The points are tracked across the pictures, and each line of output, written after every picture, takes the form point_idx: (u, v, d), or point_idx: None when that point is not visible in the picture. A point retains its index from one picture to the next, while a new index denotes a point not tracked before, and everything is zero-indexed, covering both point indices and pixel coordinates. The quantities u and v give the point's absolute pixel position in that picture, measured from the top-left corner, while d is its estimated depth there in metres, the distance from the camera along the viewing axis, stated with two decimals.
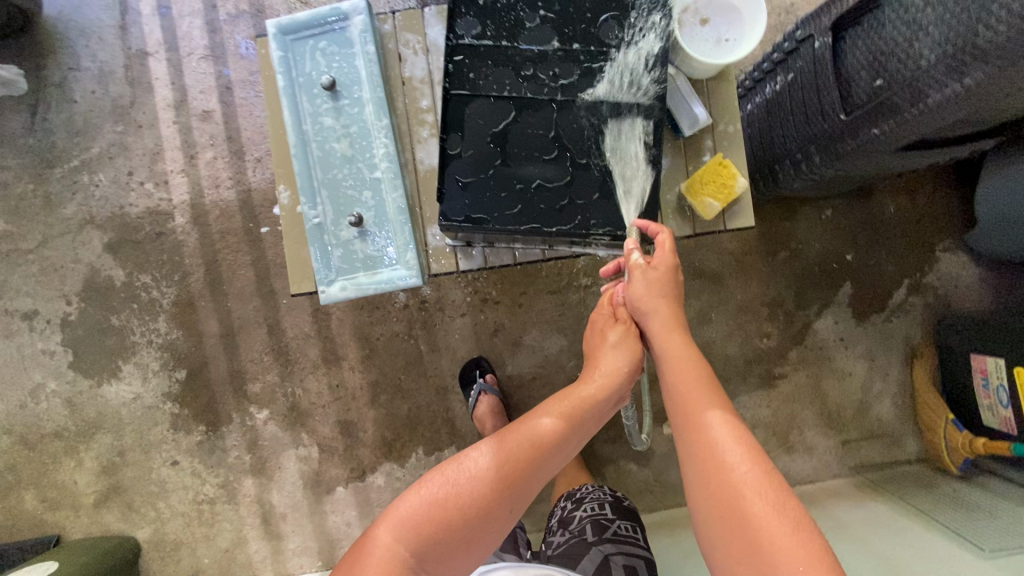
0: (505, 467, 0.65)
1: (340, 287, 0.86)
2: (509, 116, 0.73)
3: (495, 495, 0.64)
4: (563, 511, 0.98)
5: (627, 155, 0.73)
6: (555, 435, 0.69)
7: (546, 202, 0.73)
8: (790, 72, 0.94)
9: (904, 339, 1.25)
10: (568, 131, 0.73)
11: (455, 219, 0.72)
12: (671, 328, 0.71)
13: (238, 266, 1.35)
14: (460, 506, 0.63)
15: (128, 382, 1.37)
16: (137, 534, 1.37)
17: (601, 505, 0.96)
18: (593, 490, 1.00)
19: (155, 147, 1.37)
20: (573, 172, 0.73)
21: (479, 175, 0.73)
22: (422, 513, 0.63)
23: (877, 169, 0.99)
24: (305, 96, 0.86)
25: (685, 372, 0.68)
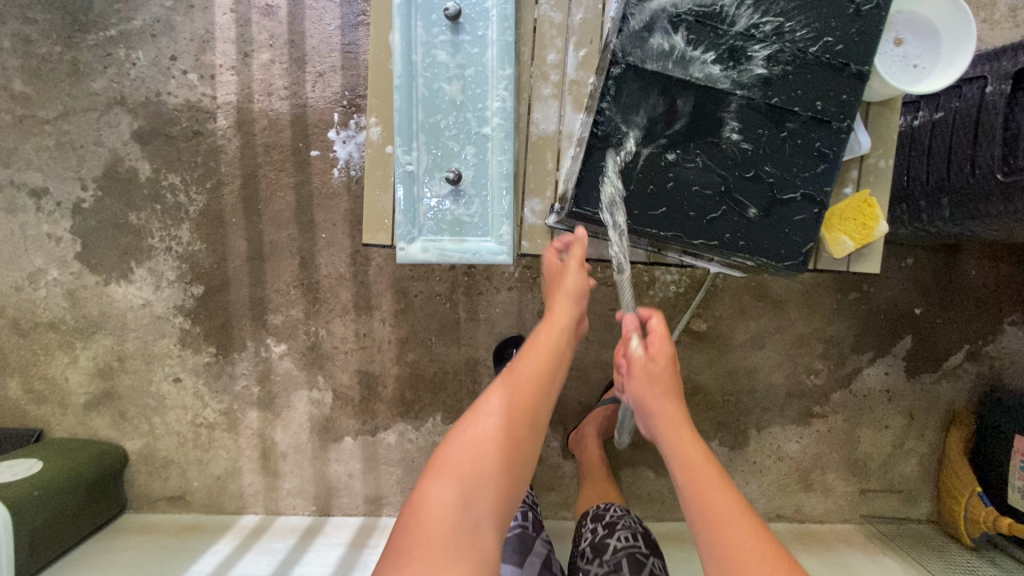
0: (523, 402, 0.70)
1: (421, 248, 0.77)
2: (676, 107, 0.65)
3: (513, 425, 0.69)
4: (594, 536, 0.92)
5: (800, 174, 0.65)
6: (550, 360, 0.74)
7: (696, 211, 0.65)
8: (945, 112, 0.86)
9: (947, 403, 1.23)
10: (739, 136, 0.65)
11: (590, 209, 0.65)
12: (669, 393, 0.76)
13: (278, 187, 1.24)
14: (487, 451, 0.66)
15: (139, 287, 1.26)
16: (125, 445, 1.30)
17: (634, 536, 0.89)
18: (623, 516, 0.94)
19: (206, 34, 1.21)
20: (733, 182, 0.65)
21: (628, 165, 0.65)
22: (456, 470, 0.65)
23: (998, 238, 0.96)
24: (422, 20, 0.75)
25: (693, 454, 0.71)
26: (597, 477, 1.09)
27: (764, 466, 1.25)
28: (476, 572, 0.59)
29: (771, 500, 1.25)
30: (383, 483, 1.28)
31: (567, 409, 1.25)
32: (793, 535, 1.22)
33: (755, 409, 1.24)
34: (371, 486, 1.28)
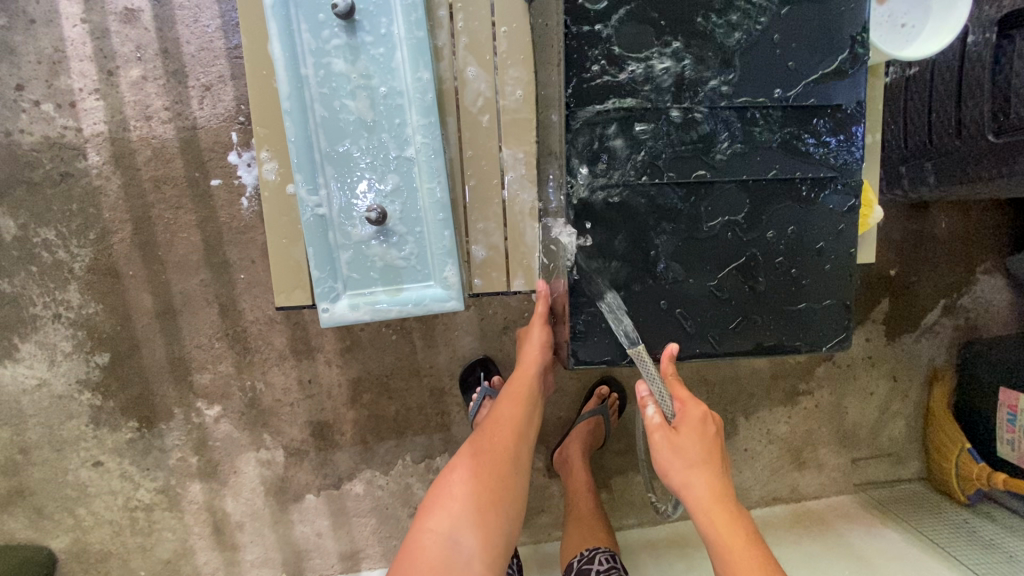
0: (490, 483, 0.71)
1: (350, 305, 0.63)
2: (680, 243, 0.69)
3: (481, 510, 0.70)
4: None
5: (821, 262, 0.70)
6: (522, 429, 0.76)
7: (715, 328, 0.70)
8: (920, 68, 0.78)
9: (928, 360, 1.20)
10: (751, 252, 0.69)
11: (616, 358, 0.71)
12: (709, 507, 0.66)
13: (179, 227, 1.05)
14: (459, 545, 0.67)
15: (29, 365, 1.07)
16: (50, 544, 1.13)
17: None
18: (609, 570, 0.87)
19: (53, 53, 0.99)
20: (754, 295, 0.70)
21: (648, 307, 0.69)
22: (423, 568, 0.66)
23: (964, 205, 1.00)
24: (306, 21, 0.58)
25: (735, 556, 0.64)
26: (583, 507, 1.02)
27: (756, 452, 1.20)
28: None
29: (766, 485, 1.20)
30: (358, 536, 1.16)
31: (547, 427, 1.16)
32: (791, 517, 1.18)
33: (740, 397, 1.18)
34: (345, 541, 1.16)
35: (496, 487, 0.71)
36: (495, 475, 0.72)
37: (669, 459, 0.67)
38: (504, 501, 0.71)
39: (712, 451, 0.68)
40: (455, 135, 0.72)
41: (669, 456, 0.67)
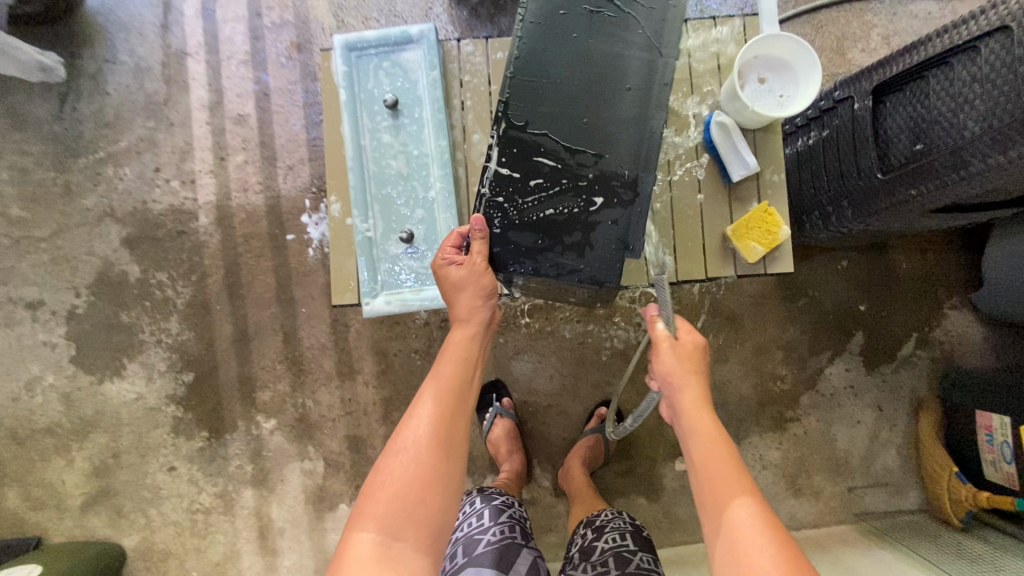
0: (443, 423, 0.75)
1: (384, 301, 0.86)
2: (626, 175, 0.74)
3: (435, 448, 0.73)
4: (584, 540, 0.96)
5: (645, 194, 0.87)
6: (466, 377, 0.80)
7: None
8: (828, 129, 0.98)
9: (911, 390, 1.29)
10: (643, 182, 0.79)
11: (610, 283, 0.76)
12: (699, 408, 0.76)
13: (259, 271, 1.34)
14: (426, 488, 0.71)
15: (131, 382, 1.33)
16: (123, 542, 1.31)
17: (623, 536, 0.93)
18: (613, 518, 0.99)
19: (185, 146, 1.36)
20: None
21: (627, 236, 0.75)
22: (397, 502, 0.70)
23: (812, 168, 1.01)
24: (366, 111, 0.88)
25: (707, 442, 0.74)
26: (586, 499, 1.13)
27: (751, 477, 1.28)
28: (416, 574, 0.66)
29: None
30: None
31: (553, 446, 1.29)
32: None
33: (731, 422, 1.29)
34: None
35: (448, 426, 0.75)
36: (446, 419, 0.76)
37: (667, 362, 0.78)
38: (454, 443, 0.75)
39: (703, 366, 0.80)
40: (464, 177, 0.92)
41: (670, 359, 0.78)
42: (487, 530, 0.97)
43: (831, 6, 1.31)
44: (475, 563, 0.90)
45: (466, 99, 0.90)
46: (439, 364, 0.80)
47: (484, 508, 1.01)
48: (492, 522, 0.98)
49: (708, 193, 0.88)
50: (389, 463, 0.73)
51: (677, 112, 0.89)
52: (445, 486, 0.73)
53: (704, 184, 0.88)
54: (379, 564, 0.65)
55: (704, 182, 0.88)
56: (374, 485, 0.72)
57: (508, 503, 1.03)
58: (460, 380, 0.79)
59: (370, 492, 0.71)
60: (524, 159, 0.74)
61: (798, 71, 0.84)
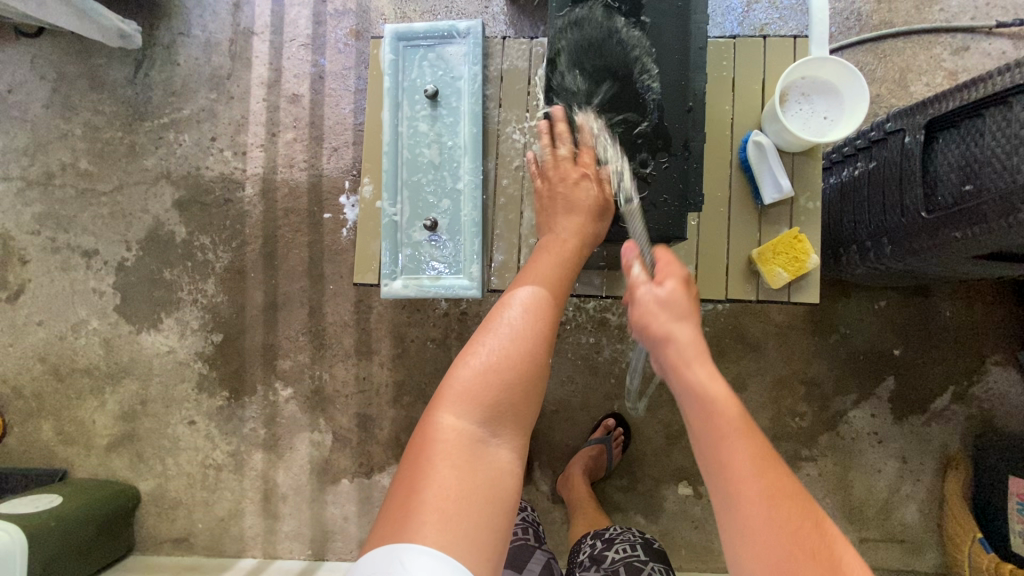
0: (536, 319, 0.73)
1: (403, 284, 0.89)
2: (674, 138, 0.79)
3: (526, 342, 0.71)
4: (594, 549, 0.95)
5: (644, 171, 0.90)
6: (561, 278, 0.78)
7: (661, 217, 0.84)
8: (876, 161, 0.95)
9: (940, 445, 1.21)
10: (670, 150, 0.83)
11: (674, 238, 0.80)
12: (688, 357, 0.68)
13: (294, 245, 1.39)
14: (515, 382, 0.68)
15: (166, 335, 1.40)
16: (139, 486, 1.38)
17: (633, 546, 0.92)
18: (623, 531, 0.97)
19: (241, 119, 1.43)
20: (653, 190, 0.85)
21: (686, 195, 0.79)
22: (488, 390, 0.66)
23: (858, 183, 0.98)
24: (407, 99, 0.90)
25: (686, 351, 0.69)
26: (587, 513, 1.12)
27: None
28: (499, 492, 0.61)
29: None
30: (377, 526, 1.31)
31: (556, 452, 1.28)
32: None
33: None
34: (366, 529, 1.32)
35: (541, 321, 0.73)
36: (538, 317, 0.73)
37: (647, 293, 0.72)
38: (544, 340, 0.72)
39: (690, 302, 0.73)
40: (493, 170, 0.93)
41: (652, 307, 0.71)
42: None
43: (897, 35, 1.26)
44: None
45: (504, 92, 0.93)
46: (535, 263, 0.79)
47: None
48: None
49: (736, 213, 0.86)
50: (476, 354, 0.69)
51: (714, 127, 0.87)
52: (532, 381, 0.69)
53: (734, 202, 0.86)
54: (467, 450, 0.62)
55: (734, 200, 0.86)
56: (457, 375, 0.68)
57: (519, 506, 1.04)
58: (558, 282, 0.77)
59: (459, 378, 0.68)
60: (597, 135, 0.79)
61: (846, 96, 0.82)
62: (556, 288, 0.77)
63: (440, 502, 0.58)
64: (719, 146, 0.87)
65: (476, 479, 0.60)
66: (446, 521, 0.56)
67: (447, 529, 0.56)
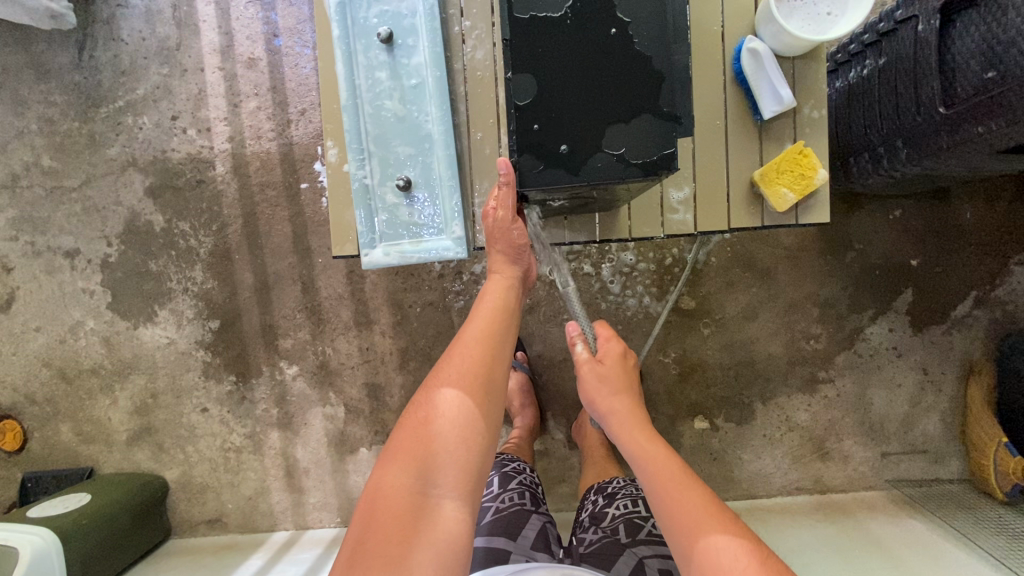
0: (478, 373, 0.71)
1: (383, 253, 0.84)
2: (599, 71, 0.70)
3: (473, 408, 0.68)
4: (596, 506, 0.94)
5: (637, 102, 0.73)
6: (496, 331, 0.76)
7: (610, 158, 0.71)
8: (886, 57, 0.86)
9: (962, 353, 1.18)
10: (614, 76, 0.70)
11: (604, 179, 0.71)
12: (631, 427, 0.81)
13: (276, 221, 1.34)
14: (463, 436, 0.66)
15: (163, 327, 1.38)
16: (165, 475, 1.40)
17: (634, 502, 0.91)
18: (624, 486, 0.96)
19: (199, 92, 1.34)
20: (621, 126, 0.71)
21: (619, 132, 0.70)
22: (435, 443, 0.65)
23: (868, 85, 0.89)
24: (360, 45, 0.82)
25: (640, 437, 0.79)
26: (598, 460, 1.11)
27: (775, 439, 1.22)
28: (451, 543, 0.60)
29: (786, 473, 1.21)
30: None
31: (568, 401, 1.27)
32: (813, 506, 1.18)
33: (757, 381, 1.22)
34: None
35: (484, 383, 0.70)
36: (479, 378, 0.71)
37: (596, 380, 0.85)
38: (487, 385, 0.71)
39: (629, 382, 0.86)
40: (465, 118, 0.86)
41: (595, 381, 0.84)
42: (496, 497, 0.93)
43: None
44: (485, 532, 0.85)
45: (468, 27, 0.84)
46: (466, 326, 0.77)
47: (494, 475, 0.98)
48: (502, 488, 0.95)
49: (735, 133, 0.79)
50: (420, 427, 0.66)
51: (702, 38, 0.78)
52: (481, 433, 0.67)
53: (732, 120, 0.78)
54: (413, 506, 0.61)
55: (731, 119, 0.78)
56: (400, 448, 0.65)
57: (518, 469, 1.00)
58: (493, 331, 0.76)
59: (402, 435, 0.66)
60: (553, 45, 0.70)
61: None
62: (494, 333, 0.76)
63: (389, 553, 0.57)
64: (709, 59, 0.78)
65: (436, 539, 0.59)
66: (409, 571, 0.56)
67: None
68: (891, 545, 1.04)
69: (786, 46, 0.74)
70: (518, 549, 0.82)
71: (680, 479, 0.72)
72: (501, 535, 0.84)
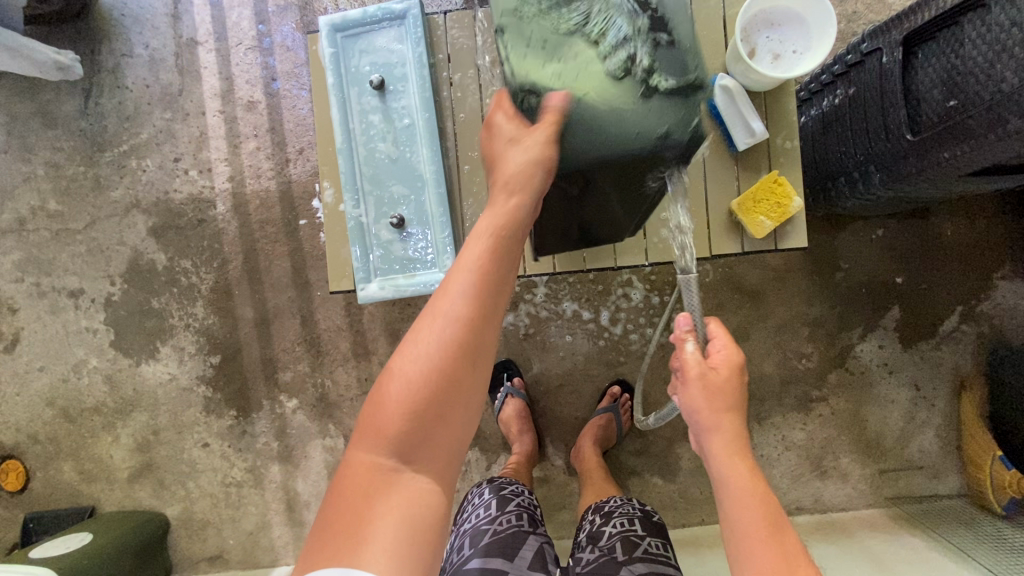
0: (474, 324, 0.60)
1: (378, 287, 0.87)
2: None
3: (461, 375, 0.59)
4: (592, 526, 0.94)
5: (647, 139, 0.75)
6: (492, 270, 0.63)
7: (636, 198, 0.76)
8: (855, 87, 0.90)
9: (952, 367, 1.19)
10: None
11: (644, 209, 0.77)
12: (731, 450, 0.72)
13: (275, 257, 1.37)
14: (442, 408, 0.58)
15: (165, 363, 1.40)
16: (166, 512, 1.40)
17: (631, 520, 0.91)
18: (622, 504, 0.95)
19: (200, 134, 1.39)
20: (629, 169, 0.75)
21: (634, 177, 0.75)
22: (408, 414, 0.57)
23: (845, 116, 0.93)
24: (354, 92, 0.86)
25: (735, 471, 0.71)
26: (597, 482, 1.11)
27: (773, 458, 1.22)
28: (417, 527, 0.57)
29: (786, 492, 1.21)
30: None
31: (566, 426, 1.28)
32: (813, 526, 1.18)
33: (752, 401, 1.23)
34: None
35: (473, 341, 0.59)
36: (472, 335, 0.59)
37: (699, 395, 0.74)
38: (478, 344, 0.60)
39: (738, 391, 0.75)
40: (455, 157, 0.89)
41: (702, 392, 0.74)
42: (496, 520, 0.93)
43: None
44: (482, 553, 0.86)
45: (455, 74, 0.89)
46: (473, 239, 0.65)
47: (492, 498, 0.98)
48: (500, 510, 0.95)
49: (713, 164, 0.82)
50: (404, 374, 0.58)
51: None
52: (465, 402, 0.59)
53: (709, 153, 0.82)
54: (381, 479, 0.57)
55: (709, 151, 0.82)
56: (380, 406, 0.59)
57: (516, 491, 1.00)
58: (487, 272, 0.62)
59: (378, 395, 0.60)
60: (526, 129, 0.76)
61: (812, 26, 0.76)
62: (492, 270, 0.62)
63: (359, 529, 0.55)
64: None
65: (408, 510, 0.57)
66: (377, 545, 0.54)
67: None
68: (892, 563, 1.03)
69: (757, 81, 0.77)
70: (515, 570, 0.82)
71: (766, 528, 0.66)
72: (498, 556, 0.85)
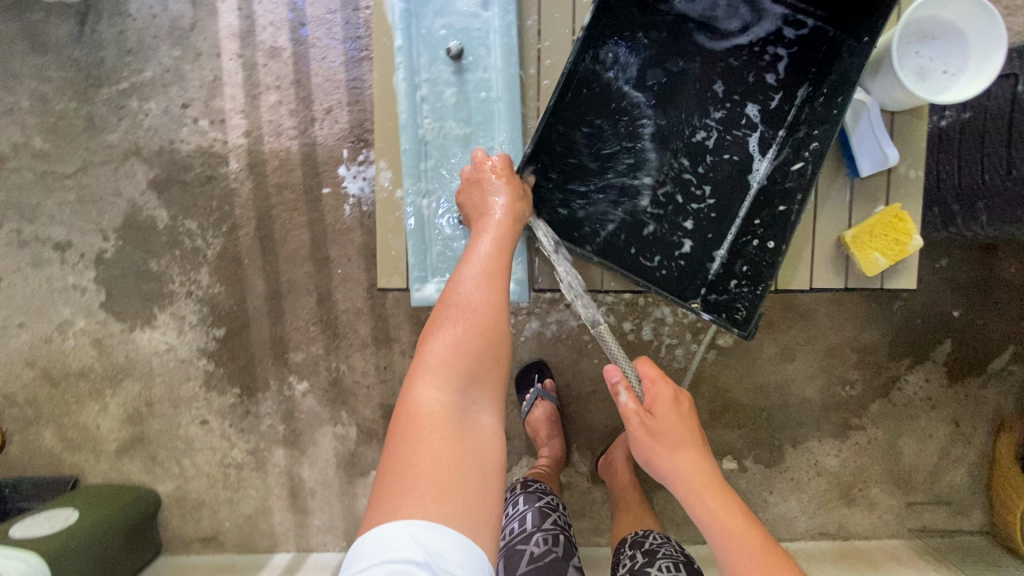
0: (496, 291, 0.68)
1: (436, 288, 0.77)
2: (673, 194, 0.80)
3: (490, 326, 0.66)
4: (633, 563, 0.89)
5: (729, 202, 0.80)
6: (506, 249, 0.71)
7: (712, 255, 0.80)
8: (973, 111, 0.83)
9: (994, 407, 1.17)
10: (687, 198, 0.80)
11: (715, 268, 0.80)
12: (694, 484, 0.78)
13: (292, 227, 1.24)
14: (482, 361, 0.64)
15: (162, 332, 1.28)
16: (157, 488, 1.31)
17: (676, 565, 0.87)
18: (663, 544, 0.92)
19: (214, 79, 1.23)
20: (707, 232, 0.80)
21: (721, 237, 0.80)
22: (458, 367, 0.63)
23: (956, 143, 0.86)
24: (425, 61, 0.74)
25: (701, 496, 0.77)
26: (631, 504, 1.06)
27: (804, 482, 1.20)
28: (481, 468, 0.59)
29: (811, 517, 1.20)
30: None
31: (595, 434, 1.22)
32: (836, 553, 1.16)
33: (789, 425, 1.19)
34: None
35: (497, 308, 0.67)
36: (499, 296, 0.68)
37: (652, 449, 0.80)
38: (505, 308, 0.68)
39: (686, 428, 0.81)
40: None
41: (647, 438, 0.80)
42: (529, 538, 0.90)
43: None
44: None
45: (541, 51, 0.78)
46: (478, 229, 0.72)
47: (528, 511, 0.94)
48: (536, 526, 0.91)
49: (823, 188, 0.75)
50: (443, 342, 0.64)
51: None
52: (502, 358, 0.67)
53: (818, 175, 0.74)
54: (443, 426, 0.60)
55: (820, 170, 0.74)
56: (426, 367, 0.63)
57: (554, 504, 0.95)
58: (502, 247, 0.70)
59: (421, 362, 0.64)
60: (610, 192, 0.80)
61: (973, 46, 0.71)
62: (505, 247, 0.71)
63: (435, 480, 0.56)
64: None
65: (472, 452, 0.60)
66: (440, 493, 0.56)
67: (456, 514, 0.55)
68: None
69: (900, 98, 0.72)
70: None
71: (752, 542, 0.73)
72: None
